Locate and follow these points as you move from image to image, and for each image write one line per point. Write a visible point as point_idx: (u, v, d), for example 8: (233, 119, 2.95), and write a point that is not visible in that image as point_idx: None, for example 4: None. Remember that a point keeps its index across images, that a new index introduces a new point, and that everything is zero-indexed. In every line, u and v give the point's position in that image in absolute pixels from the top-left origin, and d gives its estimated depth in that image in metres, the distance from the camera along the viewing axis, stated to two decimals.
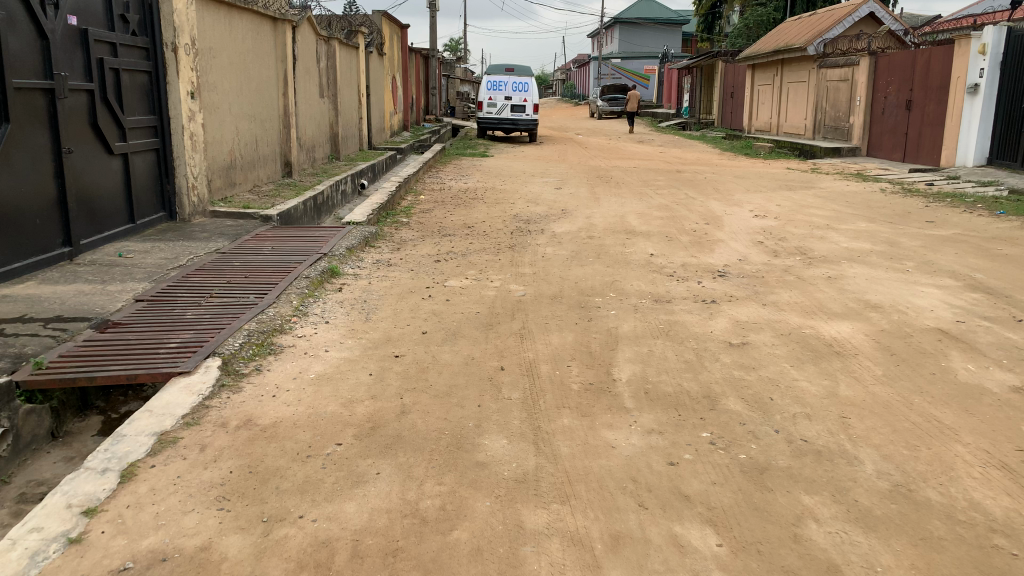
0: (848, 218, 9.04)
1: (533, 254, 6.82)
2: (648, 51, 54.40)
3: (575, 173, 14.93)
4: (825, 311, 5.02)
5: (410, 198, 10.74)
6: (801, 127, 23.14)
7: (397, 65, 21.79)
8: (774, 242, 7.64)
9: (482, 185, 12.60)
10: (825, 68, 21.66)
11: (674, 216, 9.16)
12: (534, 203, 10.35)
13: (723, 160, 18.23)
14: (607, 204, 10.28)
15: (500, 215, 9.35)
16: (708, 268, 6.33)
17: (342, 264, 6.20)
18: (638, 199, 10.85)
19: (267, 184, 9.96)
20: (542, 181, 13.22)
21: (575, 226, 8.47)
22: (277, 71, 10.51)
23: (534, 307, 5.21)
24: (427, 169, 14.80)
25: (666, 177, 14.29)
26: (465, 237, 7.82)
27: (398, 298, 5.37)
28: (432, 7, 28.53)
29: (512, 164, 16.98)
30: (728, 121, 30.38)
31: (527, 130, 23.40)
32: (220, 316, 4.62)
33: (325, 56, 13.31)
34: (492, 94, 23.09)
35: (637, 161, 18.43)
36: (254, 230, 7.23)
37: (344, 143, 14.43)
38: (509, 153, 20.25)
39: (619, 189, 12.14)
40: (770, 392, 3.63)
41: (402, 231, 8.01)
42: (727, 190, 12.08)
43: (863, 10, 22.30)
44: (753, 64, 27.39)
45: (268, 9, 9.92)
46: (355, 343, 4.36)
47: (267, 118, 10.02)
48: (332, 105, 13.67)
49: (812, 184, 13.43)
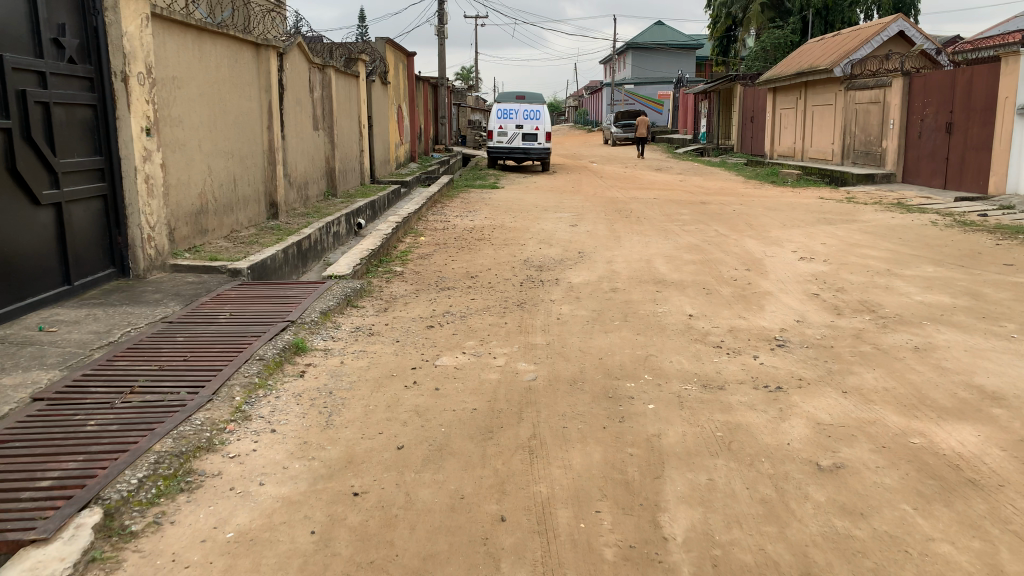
0: (909, 260, 7.87)
1: (546, 317, 5.66)
2: (662, 76, 53.57)
3: (592, 206, 13.85)
4: (930, 404, 3.85)
5: (410, 240, 9.65)
6: (829, 152, 21.97)
7: (402, 93, 20.88)
8: (832, 295, 6.48)
9: (491, 222, 11.53)
10: (853, 91, 20.55)
11: (708, 261, 8.03)
12: (547, 244, 9.26)
13: (749, 189, 17.11)
14: (630, 245, 9.17)
15: (509, 260, 8.25)
16: (762, 335, 5.16)
17: (312, 334, 5.09)
18: (664, 238, 9.73)
19: (247, 228, 8.90)
20: (556, 216, 12.15)
21: (596, 274, 7.35)
22: (261, 102, 9.49)
23: (547, 396, 4.05)
24: (433, 204, 13.78)
25: (691, 210, 13.17)
26: (467, 290, 6.69)
27: (373, 384, 4.23)
28: (440, 34, 27.74)
29: (524, 196, 15.92)
30: (748, 147, 29.29)
31: (540, 159, 22.38)
32: (131, 424, 3.48)
33: (320, 85, 12.35)
34: (503, 122, 22.11)
35: (657, 191, 17.35)
36: (215, 290, 6.13)
37: (342, 178, 13.42)
38: (520, 184, 19.22)
39: (642, 225, 11.02)
40: (900, 565, 2.46)
41: (393, 283, 6.89)
42: (760, 226, 10.94)
43: (892, 29, 21.22)
44: (774, 88, 26.35)
45: (248, 34, 8.90)
46: (304, 468, 3.22)
47: (246, 154, 8.98)
48: (329, 137, 12.69)
49: (853, 216, 12.27)
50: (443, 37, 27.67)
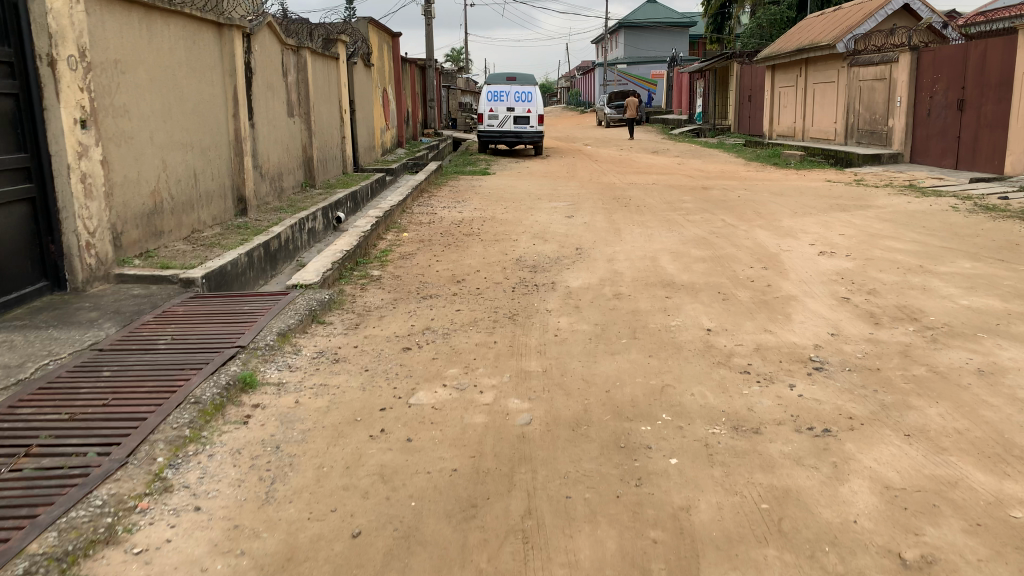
0: (940, 254, 7.12)
1: (541, 334, 4.89)
2: (655, 55, 52.57)
3: (588, 193, 13.05)
4: (1020, 455, 3.10)
5: (391, 236, 8.84)
6: (831, 132, 21.19)
7: (387, 76, 20.00)
8: (866, 298, 5.72)
9: (480, 213, 10.74)
10: (857, 67, 19.73)
11: (719, 258, 7.26)
12: (541, 240, 8.49)
13: (752, 172, 16.32)
14: (631, 239, 8.40)
15: (500, 259, 7.47)
16: (794, 355, 4.40)
17: (264, 366, 4.32)
18: (667, 230, 8.96)
19: (210, 227, 8.08)
20: (550, 205, 11.37)
21: (596, 275, 6.58)
22: (225, 88, 8.64)
23: (545, 448, 3.28)
24: (419, 194, 12.98)
25: (693, 196, 12.40)
26: (451, 299, 5.90)
27: (331, 433, 3.46)
28: (427, 13, 26.78)
29: (516, 183, 15.12)
30: (746, 126, 28.46)
31: (532, 142, 21.54)
32: (12, 506, 2.72)
33: (295, 68, 11.49)
34: (493, 105, 21.23)
35: (655, 175, 16.56)
36: (163, 306, 5.34)
37: (321, 167, 12.59)
38: (512, 170, 18.40)
39: (642, 215, 10.25)
40: None
41: (367, 292, 6.09)
42: (769, 214, 10.19)
43: (897, 2, 20.32)
44: (773, 65, 25.49)
45: (206, 12, 8.04)
46: (227, 571, 2.45)
47: (208, 146, 8.14)
48: (306, 125, 11.84)
49: (866, 201, 11.52)
50: (430, 18, 26.73)
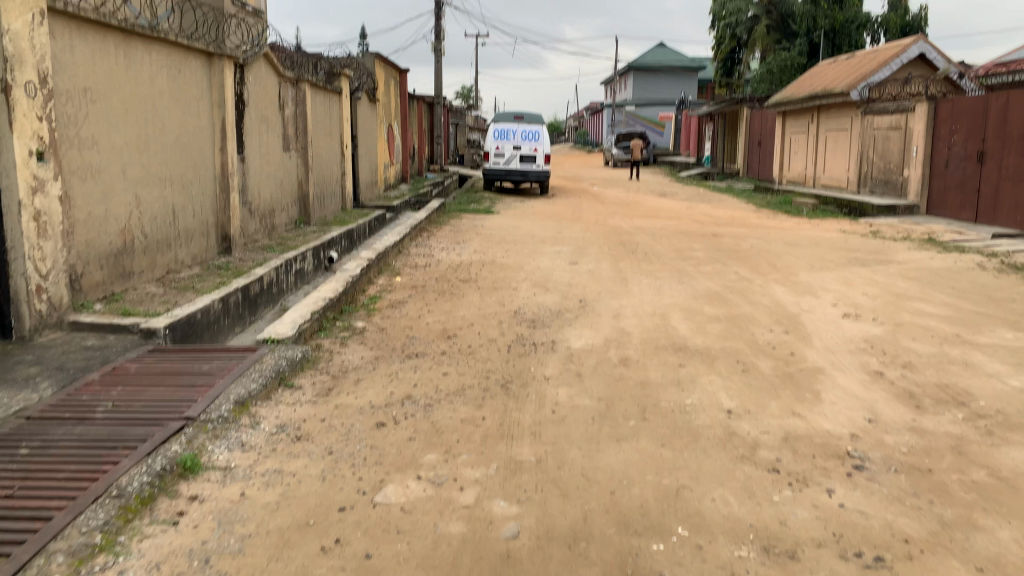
0: (977, 321, 6.54)
1: (537, 408, 4.29)
2: (664, 97, 52.54)
3: (593, 237, 12.52)
4: None
5: (383, 280, 8.28)
6: (844, 180, 20.72)
7: (392, 111, 19.62)
8: (901, 373, 5.13)
9: (480, 256, 10.19)
10: (871, 115, 19.32)
11: (734, 317, 6.68)
12: (541, 289, 7.93)
13: (763, 220, 15.81)
14: (640, 292, 7.83)
15: (498, 310, 6.89)
16: (829, 449, 3.80)
17: (213, 444, 3.72)
18: (677, 283, 8.39)
19: (188, 268, 7.53)
20: (554, 249, 10.83)
21: (601, 334, 6.00)
22: (212, 120, 8.16)
23: (535, 574, 2.67)
24: (419, 233, 12.46)
25: (702, 245, 11.85)
26: (439, 359, 5.30)
27: (275, 542, 2.86)
28: (436, 49, 26.56)
29: (519, 224, 14.62)
30: (755, 171, 28.05)
31: (538, 182, 21.12)
32: None
33: (293, 101, 11.04)
34: (499, 142, 20.80)
35: (663, 219, 16.06)
36: (115, 362, 4.77)
37: (317, 203, 12.10)
38: (516, 209, 17.93)
39: (650, 264, 9.69)
40: None
41: (346, 349, 5.50)
42: (785, 267, 9.62)
43: (913, 51, 19.89)
44: (784, 111, 25.13)
45: (194, 40, 7.58)
46: None
47: (189, 181, 7.62)
48: (302, 159, 11.35)
49: (885, 255, 10.96)
50: (439, 54, 26.50)
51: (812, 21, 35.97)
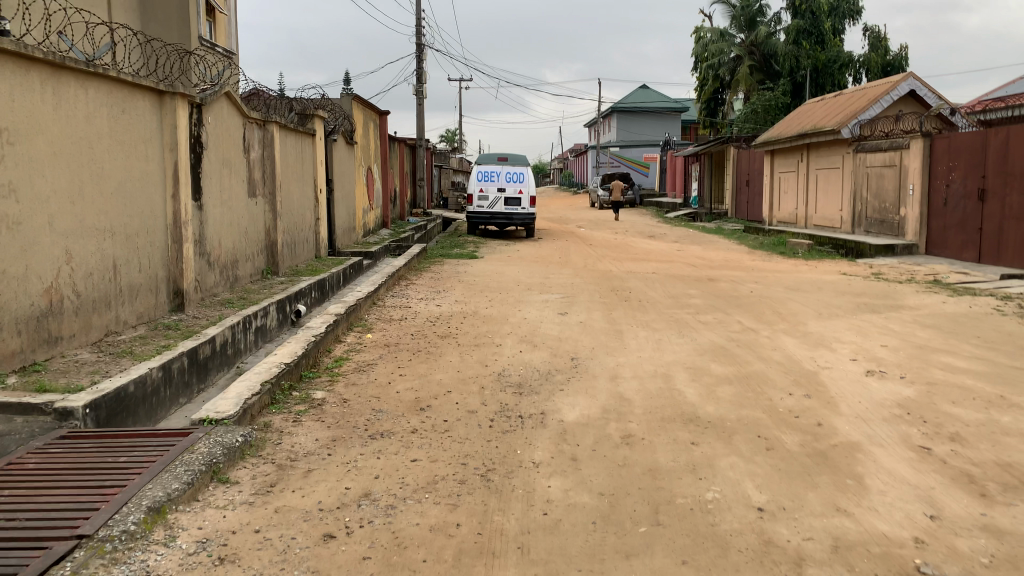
0: (1017, 378, 5.81)
1: (523, 510, 3.48)
2: (648, 138, 52.45)
3: (583, 284, 11.79)
4: None
5: (352, 337, 7.49)
6: (837, 219, 20.20)
7: (372, 154, 18.99)
8: (952, 448, 4.37)
9: (462, 307, 9.42)
10: (863, 154, 18.91)
11: (747, 378, 5.92)
12: (528, 345, 7.15)
13: (759, 262, 15.20)
14: (637, 347, 7.07)
15: (478, 372, 6.09)
16: (891, 562, 3.02)
17: (106, 573, 2.89)
18: (677, 336, 7.63)
19: (132, 328, 6.72)
20: (542, 298, 10.10)
21: (598, 402, 5.21)
22: (164, 164, 7.41)
23: None
24: (397, 281, 11.69)
25: (699, 290, 11.14)
26: (407, 439, 4.50)
27: None
28: (417, 91, 26.07)
29: (504, 270, 13.88)
30: (744, 211, 27.59)
31: (523, 225, 20.51)
32: None
33: (260, 143, 10.33)
34: (483, 185, 20.16)
35: (655, 263, 15.41)
36: (13, 455, 3.93)
37: (287, 252, 11.35)
38: (502, 254, 17.22)
39: (646, 313, 8.94)
40: None
41: (299, 429, 4.69)
42: (791, 315, 8.92)
43: (903, 88, 19.45)
44: (772, 150, 24.74)
45: (141, 77, 6.87)
46: None
47: (134, 231, 6.84)
48: (270, 205, 10.61)
49: (894, 299, 10.27)
50: (421, 96, 26.01)
51: (796, 61, 36.50)
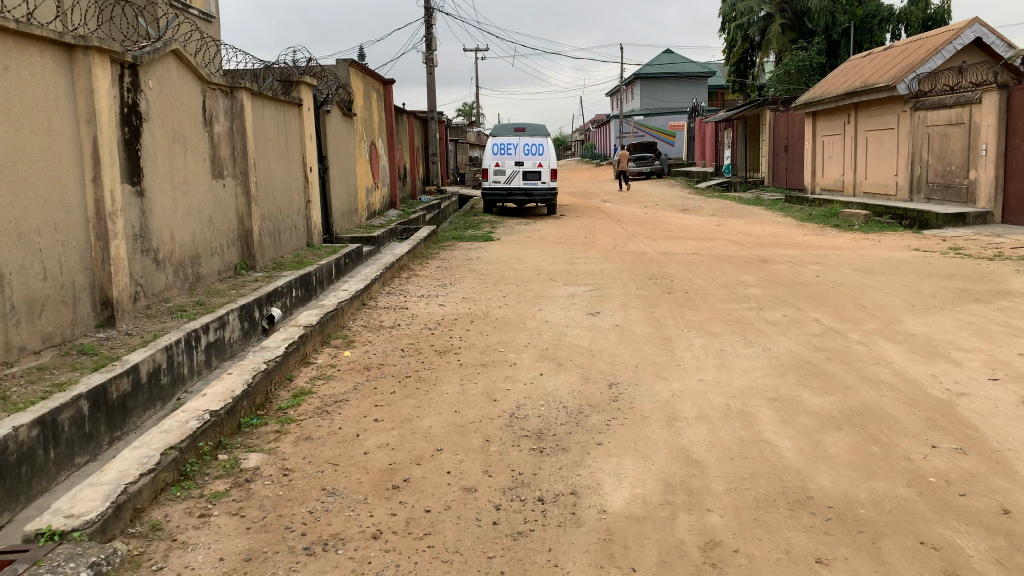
0: None
1: None
2: (673, 105, 50.13)
3: (614, 271, 10.08)
4: None
5: (325, 354, 5.84)
6: (892, 185, 18.25)
7: (376, 128, 17.31)
8: None
9: (470, 306, 7.78)
10: (922, 111, 16.87)
11: (859, 416, 4.22)
12: (551, 363, 5.49)
13: (812, 238, 13.41)
14: (695, 365, 5.38)
15: (481, 414, 4.43)
16: None
17: None
18: (744, 346, 5.93)
19: (29, 356, 5.10)
20: (567, 292, 8.43)
21: (656, 472, 3.55)
22: (81, 140, 5.77)
23: None
24: (397, 272, 10.06)
25: (753, 276, 9.37)
26: (361, 558, 2.86)
27: None
28: (427, 59, 24.28)
29: (523, 255, 12.18)
30: (782, 180, 25.61)
31: (544, 201, 18.78)
32: None
33: (226, 114, 8.68)
34: (499, 159, 18.43)
35: (693, 240, 13.66)
36: None
37: (267, 241, 9.73)
38: (520, 235, 15.53)
39: (696, 310, 7.23)
40: None
41: (201, 536, 3.06)
42: (878, 309, 7.16)
43: (968, 35, 17.35)
44: (812, 112, 22.70)
45: (35, 27, 5.21)
46: None
47: (33, 228, 5.20)
48: (243, 188, 8.96)
49: (994, 283, 8.45)
50: (432, 65, 24.21)
51: (832, 17, 33.93)
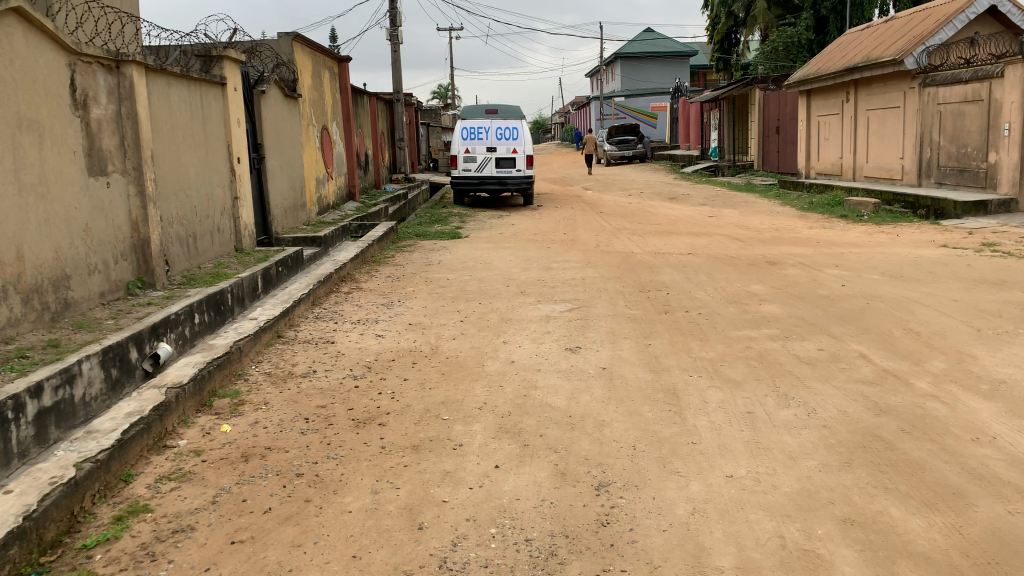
0: None
1: None
2: (654, 86, 48.37)
3: (598, 280, 8.43)
4: None
5: (196, 431, 4.15)
6: (897, 169, 16.73)
7: (330, 111, 15.52)
8: None
9: (416, 335, 6.11)
10: (932, 88, 15.29)
11: (1000, 570, 2.62)
12: (511, 442, 3.84)
13: (820, 232, 11.84)
14: (718, 446, 3.76)
15: (391, 564, 2.78)
16: None
17: None
18: (780, 406, 4.31)
19: None
20: (539, 313, 6.78)
21: None
22: None
23: None
24: (337, 284, 8.36)
25: (764, 286, 7.76)
26: None
27: None
28: (393, 37, 22.42)
29: (491, 257, 10.51)
30: (774, 163, 24.07)
31: (518, 190, 17.08)
32: None
33: (110, 95, 6.89)
34: (469, 145, 16.69)
35: (686, 235, 12.06)
36: None
37: (175, 251, 7.97)
38: (492, 230, 13.86)
39: (705, 342, 5.60)
40: None
41: None
42: (940, 336, 5.56)
43: (982, 3, 15.77)
44: (805, 90, 21.10)
45: None
46: None
47: None
48: (136, 186, 7.20)
49: None
50: (397, 44, 22.35)
51: None
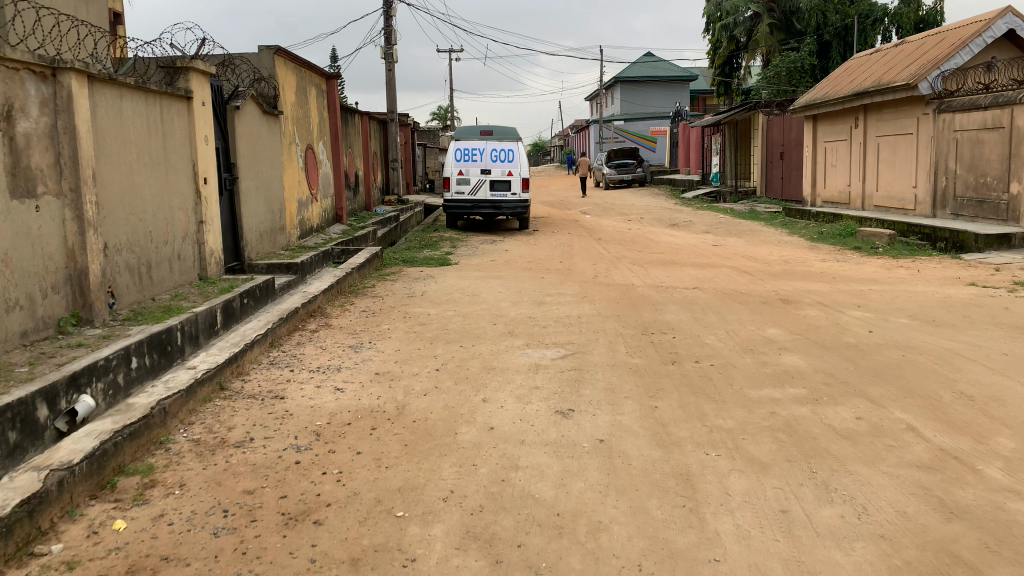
0: None
1: None
2: (654, 110, 47.83)
3: (595, 319, 7.57)
4: None
5: (80, 529, 3.25)
6: (910, 198, 15.94)
7: (316, 129, 14.73)
8: None
9: (382, 389, 5.23)
10: (948, 114, 14.54)
11: None
12: (480, 557, 2.96)
13: (834, 266, 11.01)
14: (749, 567, 2.88)
15: None
16: None
17: None
18: (822, 502, 3.43)
19: None
20: (526, 362, 5.90)
21: None
22: None
23: None
24: (303, 320, 7.49)
25: (782, 331, 6.90)
26: None
27: None
28: (387, 56, 21.74)
29: (479, 289, 9.66)
30: (778, 190, 23.32)
31: (513, 215, 16.25)
32: None
33: (43, 106, 6.07)
34: (462, 167, 15.89)
35: (690, 267, 11.23)
36: None
37: (121, 281, 7.11)
38: (483, 257, 13.03)
39: (722, 406, 4.72)
40: None
41: None
42: (999, 403, 4.68)
43: (1000, 27, 15.07)
44: (811, 116, 20.39)
45: None
46: None
47: None
48: (74, 210, 6.34)
49: None
50: (390, 62, 21.66)
51: (823, 17, 31.84)
